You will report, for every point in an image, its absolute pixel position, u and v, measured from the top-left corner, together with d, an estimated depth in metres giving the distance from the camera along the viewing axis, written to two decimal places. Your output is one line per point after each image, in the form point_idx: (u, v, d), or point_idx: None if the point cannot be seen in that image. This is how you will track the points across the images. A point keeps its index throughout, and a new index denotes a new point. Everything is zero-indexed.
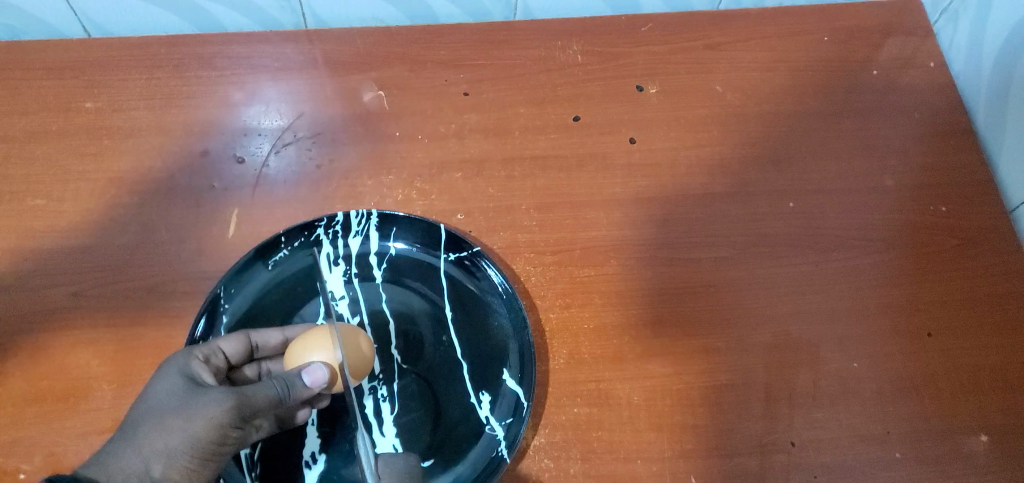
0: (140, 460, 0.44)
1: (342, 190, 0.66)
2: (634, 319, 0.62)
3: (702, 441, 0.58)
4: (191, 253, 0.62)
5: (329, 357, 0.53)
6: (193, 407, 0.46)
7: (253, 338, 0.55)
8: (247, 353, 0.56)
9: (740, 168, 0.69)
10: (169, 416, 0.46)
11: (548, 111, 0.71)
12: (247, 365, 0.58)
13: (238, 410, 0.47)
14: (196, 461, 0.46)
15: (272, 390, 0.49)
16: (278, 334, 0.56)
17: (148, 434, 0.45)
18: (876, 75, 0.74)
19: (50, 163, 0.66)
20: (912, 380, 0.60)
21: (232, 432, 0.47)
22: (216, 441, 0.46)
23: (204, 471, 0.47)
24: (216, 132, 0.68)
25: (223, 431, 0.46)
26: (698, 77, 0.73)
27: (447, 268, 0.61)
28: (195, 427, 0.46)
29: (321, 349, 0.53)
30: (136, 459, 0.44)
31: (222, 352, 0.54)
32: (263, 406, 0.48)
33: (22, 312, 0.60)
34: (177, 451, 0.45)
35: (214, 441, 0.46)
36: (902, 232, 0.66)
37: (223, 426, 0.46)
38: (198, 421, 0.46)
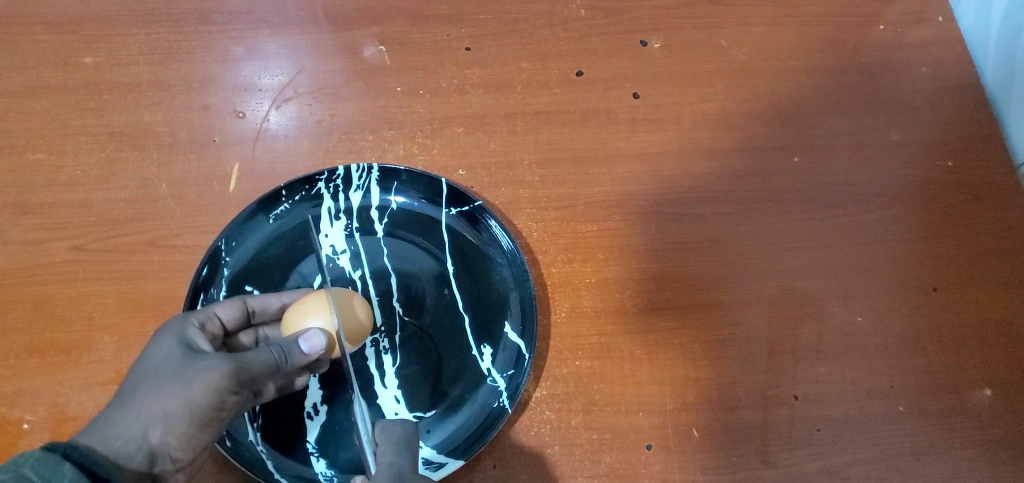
0: (138, 426, 0.44)
1: (343, 145, 0.65)
2: (637, 274, 0.62)
3: (704, 394, 0.58)
4: (191, 208, 0.62)
5: (325, 322, 0.52)
6: (191, 372, 0.46)
7: (251, 304, 0.54)
8: (244, 318, 0.55)
9: (745, 123, 0.68)
10: (167, 382, 0.46)
11: (551, 66, 0.70)
12: (243, 332, 0.57)
13: (236, 375, 0.46)
14: (195, 426, 0.46)
15: (269, 355, 0.48)
16: (276, 300, 0.56)
17: (145, 400, 0.45)
18: (884, 30, 0.73)
19: (50, 118, 0.66)
20: (916, 334, 0.60)
21: (230, 397, 0.47)
22: (215, 406, 0.46)
23: (204, 436, 0.47)
24: (216, 87, 0.68)
25: (221, 396, 0.46)
26: (704, 31, 0.72)
27: (449, 222, 0.61)
28: (193, 393, 0.45)
29: (317, 314, 0.52)
30: (134, 425, 0.44)
31: (217, 318, 0.53)
32: (261, 371, 0.48)
33: (25, 265, 0.60)
34: (175, 417, 0.45)
35: (213, 406, 0.46)
36: (908, 188, 0.66)
37: (221, 391, 0.46)
38: (195, 387, 0.45)
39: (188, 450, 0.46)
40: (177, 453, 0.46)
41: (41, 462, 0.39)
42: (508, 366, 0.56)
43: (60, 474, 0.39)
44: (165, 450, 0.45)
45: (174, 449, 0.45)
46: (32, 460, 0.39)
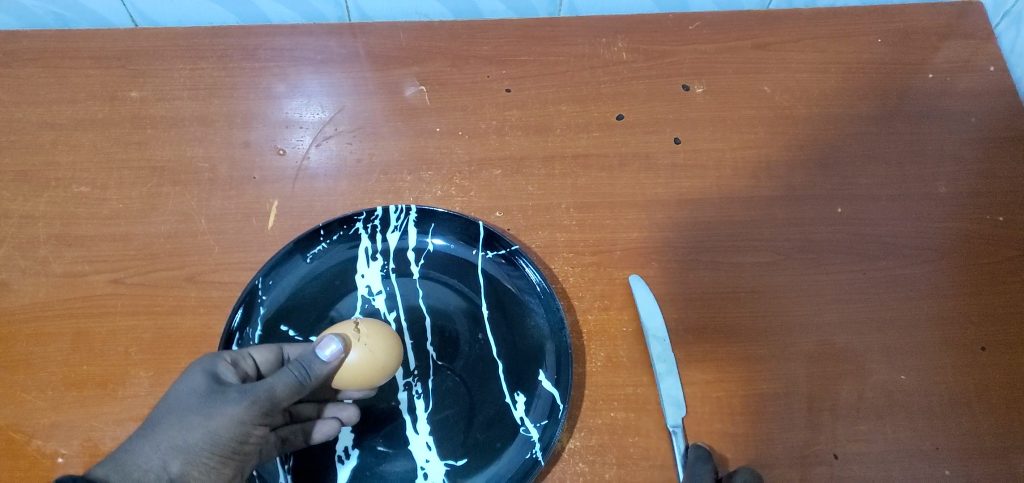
0: (158, 456, 0.44)
1: (382, 185, 0.65)
2: (675, 323, 0.61)
3: (741, 451, 0.56)
4: (229, 244, 0.63)
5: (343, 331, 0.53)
6: (214, 404, 0.46)
7: (285, 350, 0.53)
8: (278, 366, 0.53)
9: (786, 171, 0.67)
10: (189, 414, 0.46)
11: (591, 109, 0.69)
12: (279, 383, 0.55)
13: (260, 407, 0.47)
14: (216, 460, 0.46)
15: (290, 377, 0.48)
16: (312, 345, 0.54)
17: (167, 430, 0.45)
18: (931, 79, 0.71)
19: (95, 151, 0.67)
20: (963, 395, 0.58)
21: (252, 429, 0.47)
22: (238, 440, 0.47)
23: (223, 470, 0.47)
24: (258, 123, 0.68)
25: (244, 427, 0.47)
26: (745, 77, 0.72)
27: (484, 266, 0.60)
28: (216, 424, 0.46)
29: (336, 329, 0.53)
30: (153, 456, 0.44)
31: (252, 359, 0.51)
32: (284, 398, 0.48)
33: (66, 297, 0.61)
34: (197, 451, 0.45)
35: (235, 439, 0.46)
36: (956, 242, 0.64)
37: (244, 423, 0.47)
38: (219, 419, 0.46)
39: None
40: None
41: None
42: (542, 415, 0.55)
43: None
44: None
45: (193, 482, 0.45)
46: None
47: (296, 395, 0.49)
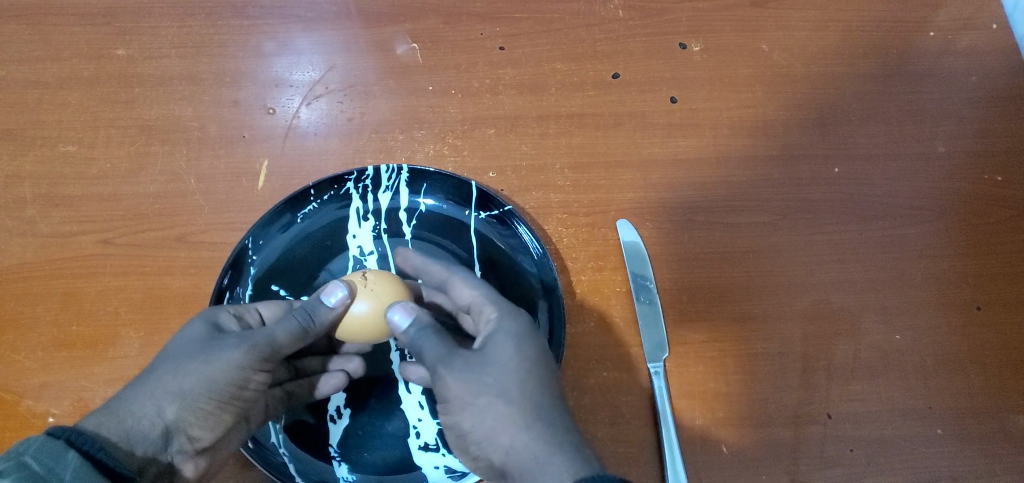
0: (153, 402, 0.44)
1: (374, 144, 0.65)
2: (669, 283, 0.60)
3: (734, 410, 0.56)
4: (219, 204, 0.62)
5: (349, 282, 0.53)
6: (213, 350, 0.47)
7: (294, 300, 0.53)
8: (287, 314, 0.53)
9: (783, 130, 0.66)
10: (186, 360, 0.46)
11: (586, 68, 0.68)
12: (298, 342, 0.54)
13: (259, 354, 0.48)
14: (214, 405, 0.47)
15: (293, 325, 0.49)
16: None
17: (163, 377, 0.45)
18: (933, 37, 0.70)
19: (81, 111, 0.66)
20: (958, 355, 0.58)
21: (252, 375, 0.48)
22: (237, 386, 0.47)
23: (222, 417, 0.48)
24: (247, 82, 0.67)
25: (243, 373, 0.47)
26: (744, 35, 0.70)
27: (477, 226, 0.60)
28: (214, 370, 0.46)
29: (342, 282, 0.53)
30: (148, 402, 0.44)
31: (258, 312, 0.51)
32: (286, 344, 0.49)
33: (55, 258, 0.60)
34: (196, 395, 0.46)
35: (233, 384, 0.47)
36: (954, 202, 0.63)
37: (242, 369, 0.47)
38: (217, 365, 0.46)
39: (207, 431, 0.47)
40: (195, 433, 0.47)
41: (43, 451, 0.39)
42: (444, 353, 0.48)
43: (65, 461, 0.38)
44: (182, 428, 0.46)
45: (191, 427, 0.46)
46: (35, 449, 0.39)
47: (299, 342, 0.50)
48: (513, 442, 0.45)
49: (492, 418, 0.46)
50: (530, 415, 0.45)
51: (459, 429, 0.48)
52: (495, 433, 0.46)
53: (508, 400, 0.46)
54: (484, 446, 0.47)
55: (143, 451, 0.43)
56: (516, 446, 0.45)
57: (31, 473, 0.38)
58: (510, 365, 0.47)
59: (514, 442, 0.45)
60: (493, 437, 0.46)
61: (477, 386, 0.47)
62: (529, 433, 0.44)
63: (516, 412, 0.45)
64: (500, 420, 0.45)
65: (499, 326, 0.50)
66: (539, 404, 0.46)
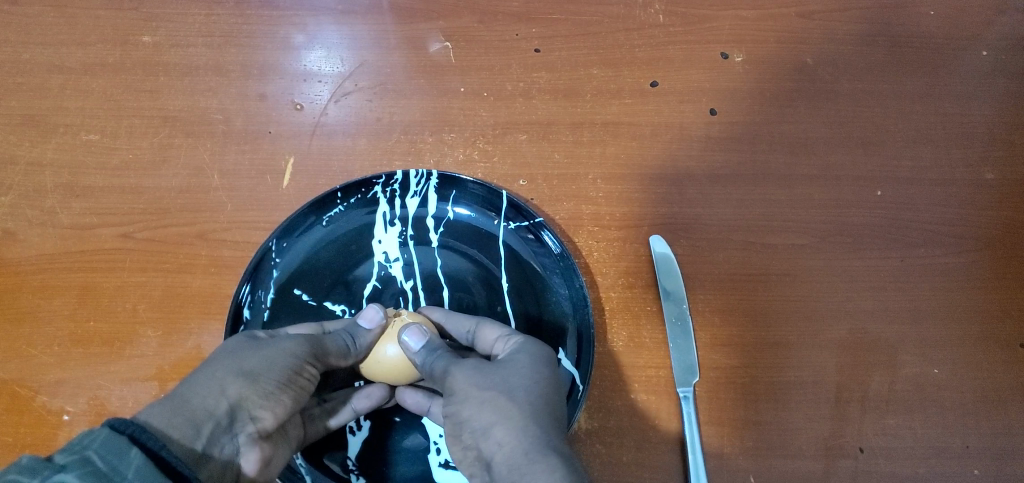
0: (215, 384, 0.43)
1: (402, 145, 0.63)
2: (702, 304, 0.59)
3: (764, 439, 0.55)
4: (243, 201, 0.60)
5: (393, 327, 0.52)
6: (266, 344, 0.47)
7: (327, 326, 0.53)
8: None
9: (825, 149, 0.64)
10: (242, 350, 0.46)
11: (624, 74, 0.66)
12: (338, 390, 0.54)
13: (310, 345, 0.48)
14: (272, 386, 0.46)
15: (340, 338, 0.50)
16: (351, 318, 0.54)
17: (222, 362, 0.45)
18: (985, 56, 0.67)
19: (105, 98, 0.64)
20: (998, 393, 0.56)
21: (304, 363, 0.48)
22: (292, 370, 0.47)
23: (277, 405, 0.46)
24: (275, 75, 0.65)
25: (297, 363, 0.47)
26: (790, 46, 0.67)
27: (506, 237, 0.58)
28: (271, 356, 0.46)
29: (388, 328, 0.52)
30: (209, 384, 0.43)
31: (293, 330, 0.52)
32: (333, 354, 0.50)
33: (73, 250, 0.59)
34: (255, 374, 0.45)
35: (288, 367, 0.47)
36: (1001, 233, 0.61)
37: (296, 357, 0.47)
38: (271, 349, 0.47)
39: (267, 412, 0.46)
40: (256, 414, 0.45)
41: (108, 446, 0.34)
42: (456, 364, 0.47)
43: (128, 459, 0.34)
44: (242, 409, 0.44)
45: (252, 407, 0.45)
46: (98, 443, 0.34)
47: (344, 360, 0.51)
48: (507, 432, 0.42)
49: (493, 416, 0.43)
50: (532, 417, 0.42)
51: (455, 425, 0.45)
52: (490, 426, 0.43)
53: (513, 403, 0.43)
54: (477, 442, 0.43)
55: (210, 428, 0.41)
56: (508, 437, 0.41)
57: (95, 469, 0.33)
58: (521, 374, 0.46)
59: (506, 434, 0.41)
60: (488, 431, 0.43)
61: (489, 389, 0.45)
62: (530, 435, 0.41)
63: (520, 414, 0.42)
64: (502, 419, 0.42)
65: (523, 345, 0.48)
66: (542, 410, 0.43)
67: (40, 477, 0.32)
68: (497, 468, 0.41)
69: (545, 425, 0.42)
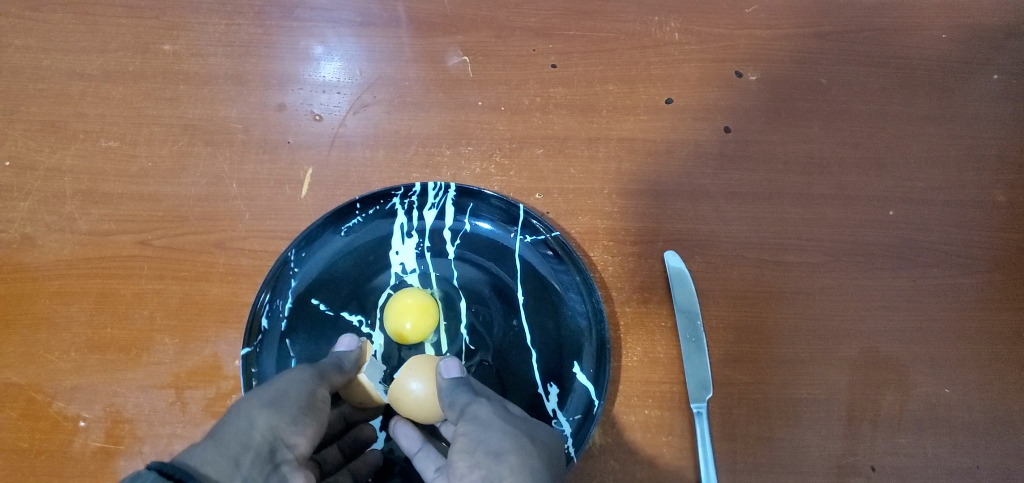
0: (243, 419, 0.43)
1: (419, 158, 0.63)
2: (715, 321, 0.59)
3: (777, 457, 0.55)
4: (261, 211, 0.61)
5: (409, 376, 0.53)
6: (276, 380, 0.47)
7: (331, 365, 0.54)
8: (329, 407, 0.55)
9: (838, 168, 0.65)
10: (257, 391, 0.46)
11: (639, 91, 0.66)
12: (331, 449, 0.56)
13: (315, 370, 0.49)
14: (295, 411, 0.45)
15: (334, 363, 0.51)
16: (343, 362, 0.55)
17: (242, 402, 0.44)
18: (995, 80, 0.67)
19: (125, 106, 0.64)
20: (1008, 414, 0.56)
21: (316, 386, 0.48)
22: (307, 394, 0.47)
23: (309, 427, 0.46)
24: (294, 85, 0.65)
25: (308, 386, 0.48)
26: (803, 66, 0.68)
27: (522, 251, 0.58)
28: (283, 385, 0.46)
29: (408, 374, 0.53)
30: (239, 420, 0.42)
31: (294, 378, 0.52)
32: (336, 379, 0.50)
33: (91, 256, 0.59)
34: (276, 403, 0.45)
35: (302, 392, 0.47)
36: (1012, 254, 0.61)
37: (306, 382, 0.48)
38: (279, 383, 0.47)
39: (301, 437, 0.45)
40: (291, 441, 0.44)
41: None
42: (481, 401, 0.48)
43: None
44: (278, 437, 0.43)
45: (286, 434, 0.44)
46: None
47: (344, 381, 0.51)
48: (527, 468, 0.42)
49: (510, 456, 0.43)
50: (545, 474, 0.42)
51: (471, 443, 0.45)
52: (510, 456, 0.43)
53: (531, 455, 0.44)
54: (488, 464, 0.43)
55: (252, 458, 0.40)
56: (524, 475, 0.42)
57: None
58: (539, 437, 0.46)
59: (524, 469, 0.42)
60: (504, 460, 0.43)
61: (509, 434, 0.45)
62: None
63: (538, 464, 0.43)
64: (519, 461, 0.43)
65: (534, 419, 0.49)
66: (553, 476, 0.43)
67: None
68: None
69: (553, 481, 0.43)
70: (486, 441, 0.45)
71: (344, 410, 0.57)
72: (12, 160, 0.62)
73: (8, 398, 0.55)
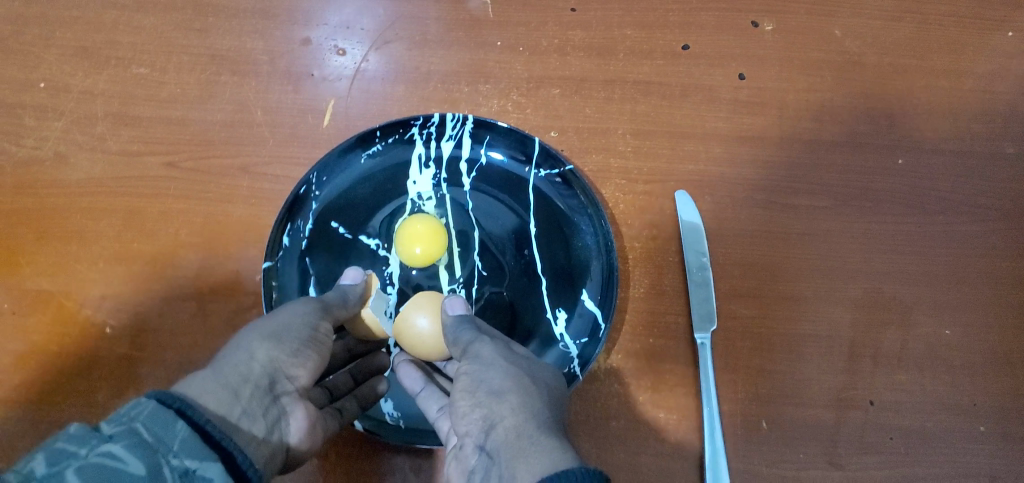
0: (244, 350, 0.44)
1: (439, 94, 0.65)
2: (723, 258, 0.60)
3: (776, 387, 0.57)
4: (284, 138, 0.63)
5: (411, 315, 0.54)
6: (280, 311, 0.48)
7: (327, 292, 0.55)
8: None
9: (849, 117, 0.66)
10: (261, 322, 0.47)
11: (656, 36, 0.68)
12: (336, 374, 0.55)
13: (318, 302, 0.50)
14: (297, 344, 0.47)
15: (336, 295, 0.52)
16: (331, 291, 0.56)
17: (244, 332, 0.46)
18: (1010, 38, 0.68)
19: (155, 35, 0.66)
20: (1007, 356, 0.58)
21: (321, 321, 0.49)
22: (310, 326, 0.48)
23: (306, 357, 0.47)
24: (319, 21, 0.67)
25: (310, 319, 0.49)
26: (819, 18, 0.69)
27: (536, 183, 0.60)
28: (285, 317, 0.48)
29: (410, 313, 0.54)
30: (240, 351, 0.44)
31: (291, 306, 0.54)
32: (338, 311, 0.51)
33: (120, 175, 0.62)
34: (277, 335, 0.46)
35: (305, 324, 0.48)
36: (1018, 204, 0.62)
37: (309, 315, 0.49)
38: (282, 315, 0.48)
39: (300, 369, 0.46)
40: (291, 374, 0.46)
41: (155, 417, 0.35)
42: (482, 339, 0.49)
43: (173, 431, 0.35)
44: (278, 369, 0.45)
45: (286, 366, 0.46)
46: (144, 416, 0.35)
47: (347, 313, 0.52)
48: (526, 406, 0.43)
49: (510, 395, 0.44)
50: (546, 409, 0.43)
51: (473, 383, 0.46)
52: (510, 395, 0.44)
53: (532, 392, 0.44)
54: (488, 403, 0.44)
55: (250, 390, 0.42)
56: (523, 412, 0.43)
57: (141, 440, 0.34)
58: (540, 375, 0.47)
59: (524, 406, 0.43)
60: (505, 399, 0.44)
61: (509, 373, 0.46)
62: (543, 420, 0.42)
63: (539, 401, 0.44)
64: (519, 399, 0.44)
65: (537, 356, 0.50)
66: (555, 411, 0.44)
67: (88, 446, 0.33)
68: (504, 431, 0.42)
69: (554, 417, 0.43)
70: (487, 380, 0.46)
71: (347, 341, 0.58)
72: (46, 82, 0.64)
73: (40, 304, 0.57)
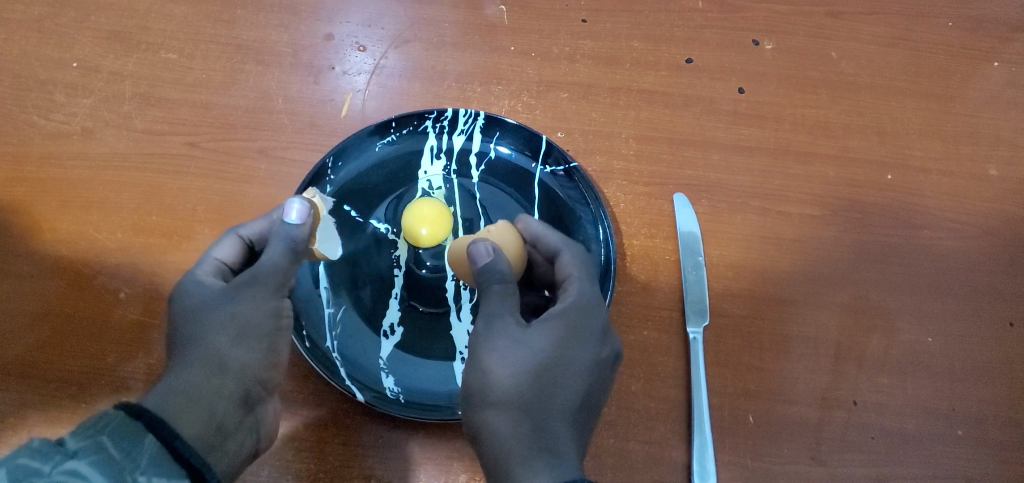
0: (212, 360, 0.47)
1: (453, 92, 0.68)
2: (716, 259, 0.63)
3: (764, 383, 0.59)
4: (302, 125, 0.66)
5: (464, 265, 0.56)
6: (237, 296, 0.50)
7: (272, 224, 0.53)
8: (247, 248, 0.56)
9: (841, 134, 0.69)
10: (219, 313, 0.49)
11: (661, 49, 0.71)
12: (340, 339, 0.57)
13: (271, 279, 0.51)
14: (259, 339, 0.50)
15: (280, 248, 0.51)
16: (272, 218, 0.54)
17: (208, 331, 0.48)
18: (996, 68, 0.71)
19: (185, 23, 0.69)
20: (986, 365, 0.60)
21: (280, 298, 0.52)
22: (269, 315, 0.51)
23: (265, 346, 0.50)
24: (341, 18, 0.70)
25: (268, 305, 0.51)
26: (816, 40, 0.72)
27: (541, 177, 0.62)
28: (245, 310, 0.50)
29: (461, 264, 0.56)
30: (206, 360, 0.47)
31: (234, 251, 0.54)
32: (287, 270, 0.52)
33: (143, 153, 0.64)
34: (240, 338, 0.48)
35: (266, 316, 0.50)
36: (1000, 223, 0.65)
37: (268, 303, 0.51)
38: (242, 306, 0.50)
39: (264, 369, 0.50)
40: (260, 373, 0.49)
41: (123, 433, 0.39)
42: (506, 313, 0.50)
43: (141, 447, 0.39)
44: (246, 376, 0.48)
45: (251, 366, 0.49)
46: (110, 432, 0.39)
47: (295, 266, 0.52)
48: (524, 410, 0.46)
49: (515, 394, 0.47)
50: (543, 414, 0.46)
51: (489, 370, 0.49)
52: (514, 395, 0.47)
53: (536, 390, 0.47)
54: None
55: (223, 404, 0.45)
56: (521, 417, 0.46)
57: (108, 456, 0.37)
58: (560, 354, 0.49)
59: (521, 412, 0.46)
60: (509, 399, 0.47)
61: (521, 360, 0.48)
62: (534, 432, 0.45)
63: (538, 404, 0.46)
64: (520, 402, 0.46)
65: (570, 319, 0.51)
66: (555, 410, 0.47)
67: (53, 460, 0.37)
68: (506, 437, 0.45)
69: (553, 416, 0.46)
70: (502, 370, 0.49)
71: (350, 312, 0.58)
72: (78, 62, 0.67)
73: (57, 269, 0.60)
